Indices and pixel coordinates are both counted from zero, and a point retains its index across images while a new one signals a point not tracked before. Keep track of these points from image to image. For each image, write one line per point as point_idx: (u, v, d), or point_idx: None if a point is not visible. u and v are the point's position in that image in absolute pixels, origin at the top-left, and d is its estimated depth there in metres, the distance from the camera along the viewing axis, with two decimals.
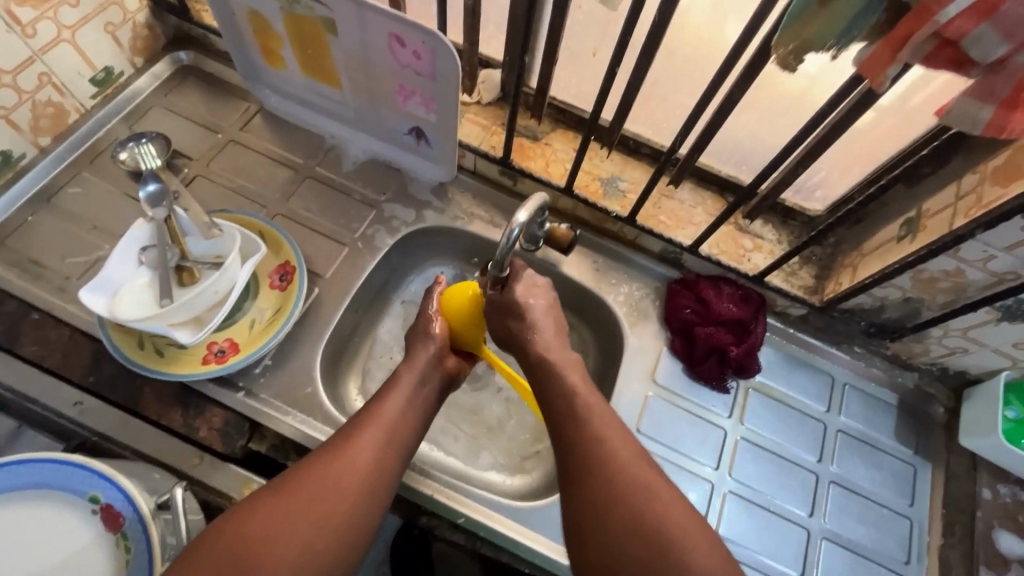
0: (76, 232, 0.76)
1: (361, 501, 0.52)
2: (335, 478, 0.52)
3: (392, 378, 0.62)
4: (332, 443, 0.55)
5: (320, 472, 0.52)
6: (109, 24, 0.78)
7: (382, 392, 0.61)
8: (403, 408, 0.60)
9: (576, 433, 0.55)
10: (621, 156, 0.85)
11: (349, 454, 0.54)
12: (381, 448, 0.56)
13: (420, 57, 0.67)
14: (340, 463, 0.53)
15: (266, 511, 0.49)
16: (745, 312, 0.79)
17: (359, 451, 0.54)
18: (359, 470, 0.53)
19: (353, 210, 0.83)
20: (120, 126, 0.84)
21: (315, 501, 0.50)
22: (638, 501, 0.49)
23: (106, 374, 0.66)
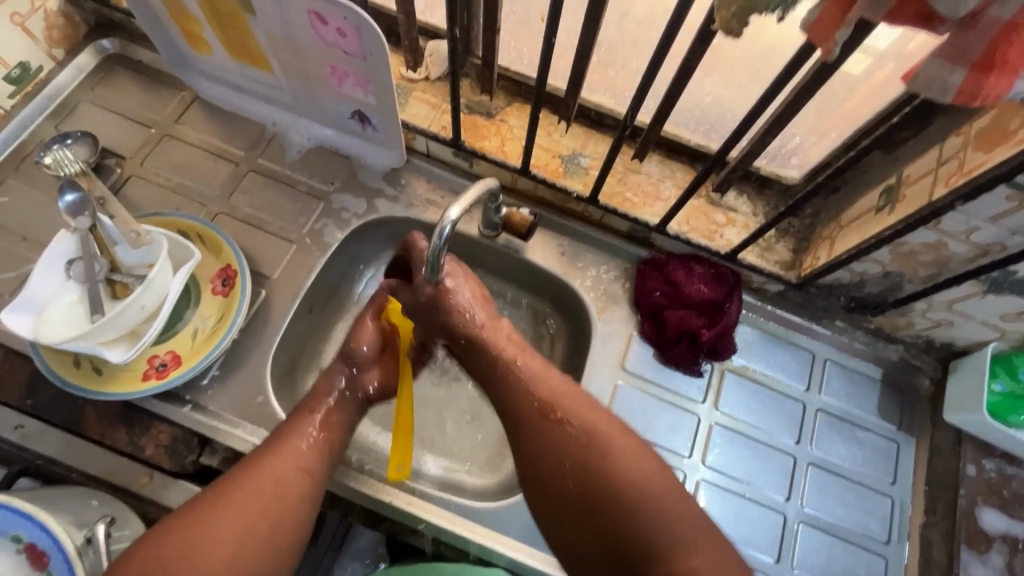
0: (6, 245, 0.72)
1: (298, 501, 0.52)
2: (265, 485, 0.51)
3: (314, 394, 0.60)
4: (262, 448, 0.54)
5: (247, 479, 0.51)
6: (15, 14, 0.71)
7: (303, 406, 0.59)
8: (326, 422, 0.58)
9: (510, 399, 0.54)
10: (583, 129, 0.79)
11: (279, 458, 0.53)
12: (313, 451, 0.55)
13: (346, 36, 0.61)
14: (270, 467, 0.52)
15: (185, 537, 0.47)
16: (717, 292, 0.74)
17: (292, 454, 0.54)
18: (292, 474, 0.52)
19: (300, 202, 0.79)
20: (46, 126, 0.79)
21: (245, 507, 0.49)
22: (581, 451, 0.50)
23: (45, 396, 0.64)
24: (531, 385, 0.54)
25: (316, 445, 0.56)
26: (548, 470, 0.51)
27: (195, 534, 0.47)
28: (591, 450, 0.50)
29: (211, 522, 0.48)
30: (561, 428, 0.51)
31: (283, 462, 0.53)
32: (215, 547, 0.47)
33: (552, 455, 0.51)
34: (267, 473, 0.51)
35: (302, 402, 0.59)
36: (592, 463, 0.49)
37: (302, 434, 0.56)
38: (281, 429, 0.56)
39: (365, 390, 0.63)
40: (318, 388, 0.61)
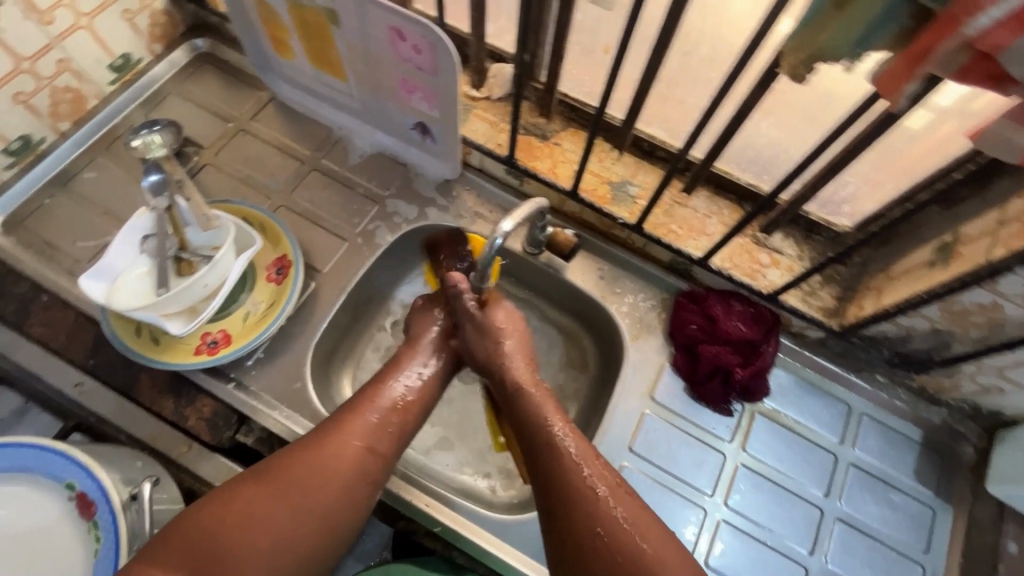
0: (89, 217, 0.78)
1: (362, 477, 0.56)
2: (336, 456, 0.55)
3: (389, 368, 0.64)
4: (334, 419, 0.58)
5: (319, 450, 0.55)
6: (126, 11, 0.79)
7: (384, 374, 0.63)
8: (399, 401, 0.61)
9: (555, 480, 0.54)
10: (634, 159, 0.80)
11: (352, 434, 0.56)
12: (382, 430, 0.58)
13: (420, 52, 0.65)
14: (339, 443, 0.55)
15: (246, 501, 0.51)
16: (755, 331, 0.74)
17: (363, 431, 0.57)
18: (361, 450, 0.56)
19: (356, 204, 0.83)
20: (137, 112, 0.86)
21: (317, 474, 0.53)
22: (619, 552, 0.49)
23: (106, 359, 0.68)
24: (574, 467, 0.54)
25: (385, 422, 0.59)
26: (579, 552, 0.50)
27: (259, 496, 0.51)
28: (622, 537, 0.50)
29: (277, 486, 0.52)
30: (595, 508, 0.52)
31: (354, 437, 0.56)
32: (276, 512, 0.51)
33: (592, 543, 0.50)
34: (338, 444, 0.55)
35: (385, 367, 0.64)
36: (627, 553, 0.49)
37: (374, 410, 0.59)
38: (359, 396, 0.60)
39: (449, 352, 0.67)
40: (401, 353, 0.65)
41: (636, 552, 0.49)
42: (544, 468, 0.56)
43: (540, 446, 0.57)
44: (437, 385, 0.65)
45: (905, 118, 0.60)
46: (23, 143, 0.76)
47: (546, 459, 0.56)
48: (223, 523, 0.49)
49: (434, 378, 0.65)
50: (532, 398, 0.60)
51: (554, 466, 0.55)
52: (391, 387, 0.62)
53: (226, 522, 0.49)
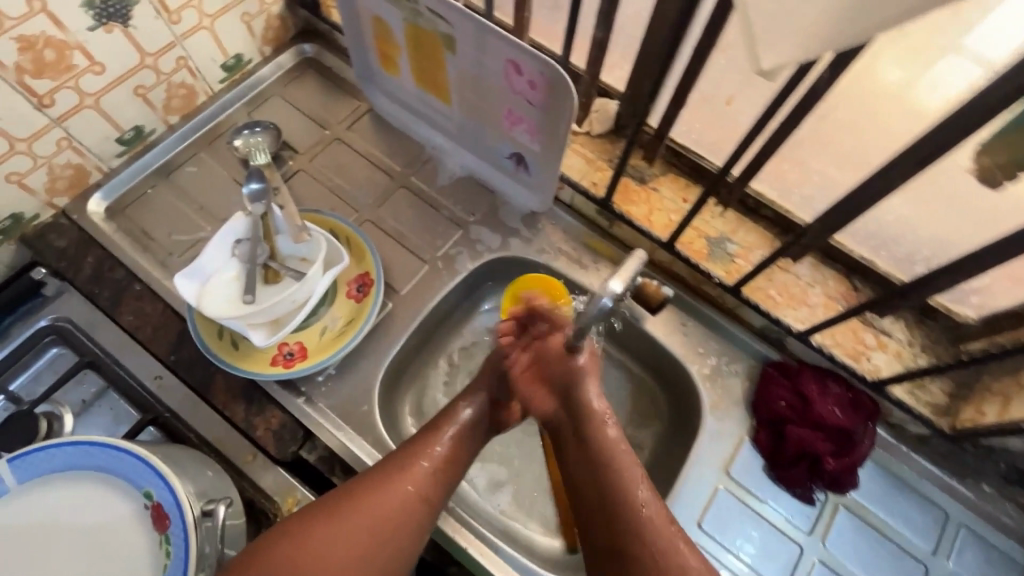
0: (185, 210, 0.80)
1: (415, 526, 0.56)
2: (396, 502, 0.55)
3: (442, 415, 0.62)
4: (392, 461, 0.58)
5: (378, 497, 0.55)
6: (245, 14, 0.80)
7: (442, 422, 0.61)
8: (452, 450, 0.60)
9: (624, 535, 0.52)
10: (736, 215, 0.76)
11: (410, 481, 0.56)
12: (436, 477, 0.58)
13: (535, 88, 0.63)
14: (401, 489, 0.56)
15: (308, 538, 0.52)
16: (852, 420, 0.68)
17: (420, 478, 0.57)
18: (416, 498, 0.56)
19: (440, 226, 0.81)
20: (240, 111, 0.87)
21: (376, 519, 0.54)
22: None
23: (186, 356, 0.69)
24: (645, 527, 0.52)
25: (438, 472, 0.58)
26: None
27: (324, 535, 0.52)
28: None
29: (339, 525, 0.53)
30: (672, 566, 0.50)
31: (412, 488, 0.56)
32: (334, 553, 0.52)
33: None
34: (398, 493, 0.56)
35: (441, 413, 0.62)
36: None
37: (429, 458, 0.58)
38: (418, 440, 0.60)
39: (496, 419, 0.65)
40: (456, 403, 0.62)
41: None
42: (613, 521, 0.53)
43: (612, 499, 0.54)
44: (486, 425, 0.64)
45: None
46: (135, 133, 0.78)
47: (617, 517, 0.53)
48: (297, 555, 0.51)
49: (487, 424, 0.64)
50: (609, 440, 0.57)
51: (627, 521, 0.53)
52: (448, 438, 0.60)
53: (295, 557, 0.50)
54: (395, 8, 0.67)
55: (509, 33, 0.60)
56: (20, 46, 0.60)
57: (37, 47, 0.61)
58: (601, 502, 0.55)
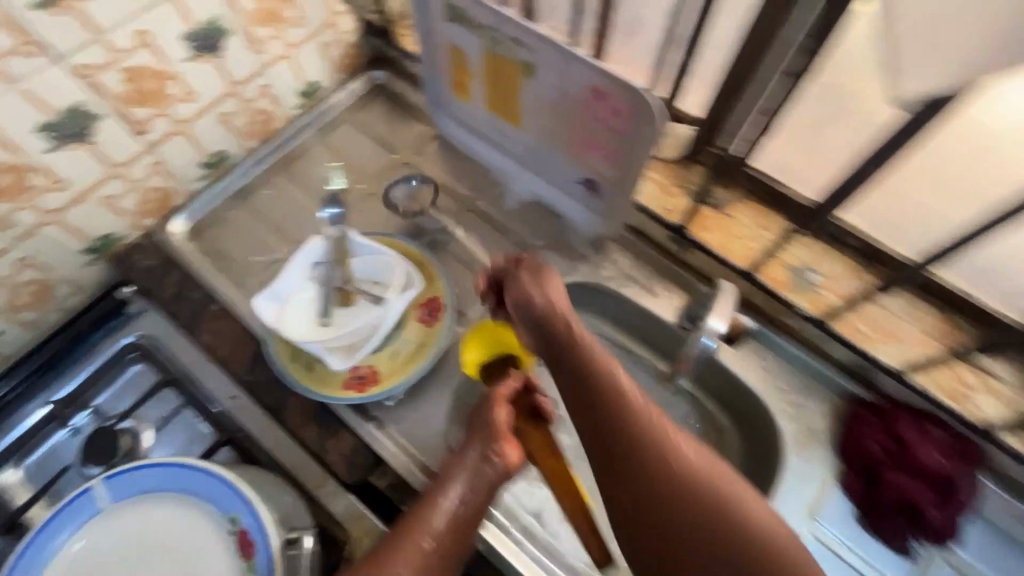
0: (260, 232, 0.82)
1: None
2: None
3: (439, 482, 0.54)
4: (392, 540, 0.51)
5: None
6: (323, 44, 0.83)
7: (434, 488, 0.54)
8: (467, 508, 0.53)
9: (613, 408, 0.52)
10: (818, 244, 0.73)
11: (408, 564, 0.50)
12: (438, 556, 0.51)
13: (616, 114, 0.62)
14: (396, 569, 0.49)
15: None
16: (956, 467, 0.63)
17: (415, 560, 0.50)
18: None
19: (507, 251, 0.81)
20: (313, 137, 0.89)
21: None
22: (683, 480, 0.48)
23: (260, 377, 0.70)
24: (631, 402, 0.52)
25: (440, 546, 0.51)
26: (639, 460, 0.49)
27: None
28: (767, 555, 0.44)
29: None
30: (734, 507, 0.47)
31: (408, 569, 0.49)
32: None
33: (658, 476, 0.48)
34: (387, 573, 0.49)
35: (432, 482, 0.55)
36: (669, 482, 0.48)
37: (421, 537, 0.51)
38: (413, 512, 0.53)
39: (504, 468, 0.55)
40: (444, 469, 0.56)
41: (693, 474, 0.48)
42: (586, 385, 0.54)
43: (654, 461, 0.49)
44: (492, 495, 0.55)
45: None
46: (217, 157, 0.81)
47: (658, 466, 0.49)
48: None
49: (491, 488, 0.55)
50: (562, 322, 0.58)
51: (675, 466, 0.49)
52: (438, 510, 0.52)
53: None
54: (476, 37, 0.68)
55: (594, 60, 0.60)
56: (124, 77, 0.63)
57: (139, 78, 0.64)
58: (563, 359, 0.56)
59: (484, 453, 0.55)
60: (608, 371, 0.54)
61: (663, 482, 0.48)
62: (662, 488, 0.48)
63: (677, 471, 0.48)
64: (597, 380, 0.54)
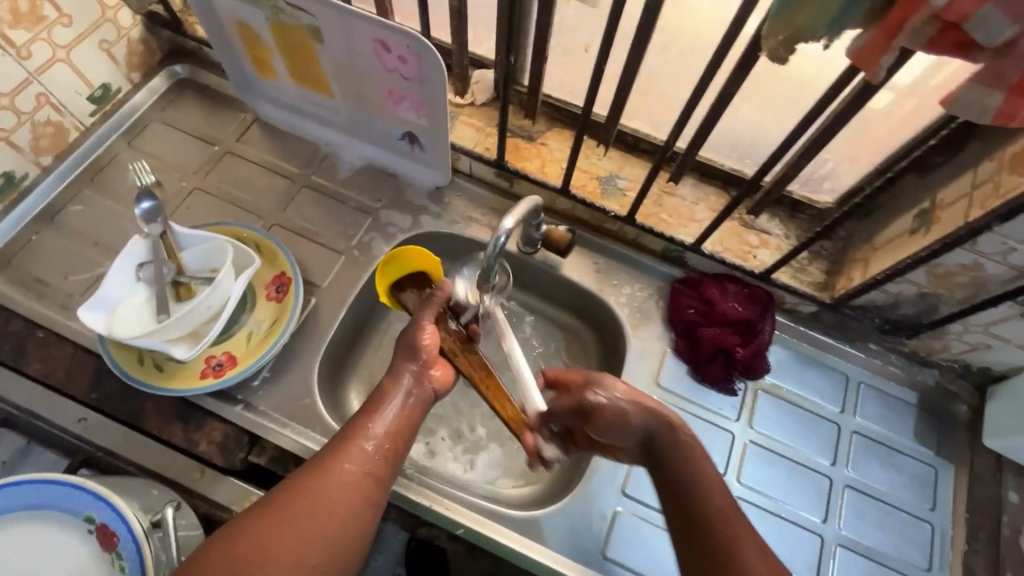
0: (79, 249, 0.77)
1: (364, 505, 0.53)
2: (336, 487, 0.52)
3: (378, 394, 0.61)
4: (328, 450, 0.55)
5: (316, 481, 0.52)
6: (103, 42, 0.78)
7: (373, 402, 0.60)
8: (404, 410, 0.60)
9: (683, 479, 0.57)
10: (620, 153, 0.82)
11: (348, 460, 0.54)
12: (377, 454, 0.56)
13: (406, 62, 0.66)
14: (339, 470, 0.53)
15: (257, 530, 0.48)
16: (751, 311, 0.76)
17: (360, 456, 0.55)
18: (359, 477, 0.54)
19: (349, 217, 0.83)
20: (120, 143, 0.85)
21: (319, 502, 0.51)
22: (728, 545, 0.52)
23: (108, 391, 0.67)
24: (702, 474, 0.57)
25: (381, 448, 0.57)
26: (697, 528, 0.54)
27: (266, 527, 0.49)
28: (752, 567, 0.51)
29: (286, 515, 0.50)
30: (736, 537, 0.53)
31: (353, 468, 0.54)
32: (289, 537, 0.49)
33: (705, 534, 0.53)
34: (335, 475, 0.53)
35: (369, 398, 0.61)
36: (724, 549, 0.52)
37: (363, 439, 0.56)
38: (350, 424, 0.58)
39: (431, 384, 0.63)
40: (383, 387, 0.61)
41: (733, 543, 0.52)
42: (660, 464, 0.59)
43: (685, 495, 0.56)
44: (425, 403, 0.62)
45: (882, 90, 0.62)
46: (5, 180, 0.74)
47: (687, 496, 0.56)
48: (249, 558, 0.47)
49: (423, 398, 0.62)
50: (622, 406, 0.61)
51: (699, 497, 0.55)
52: (376, 415, 0.58)
53: (257, 543, 0.48)
54: (256, 9, 0.69)
55: (371, 14, 0.63)
56: None
57: None
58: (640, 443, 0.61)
59: (417, 369, 0.63)
60: (679, 453, 0.58)
61: (713, 552, 0.52)
62: (709, 547, 0.53)
63: (725, 543, 0.52)
64: (667, 455, 0.59)
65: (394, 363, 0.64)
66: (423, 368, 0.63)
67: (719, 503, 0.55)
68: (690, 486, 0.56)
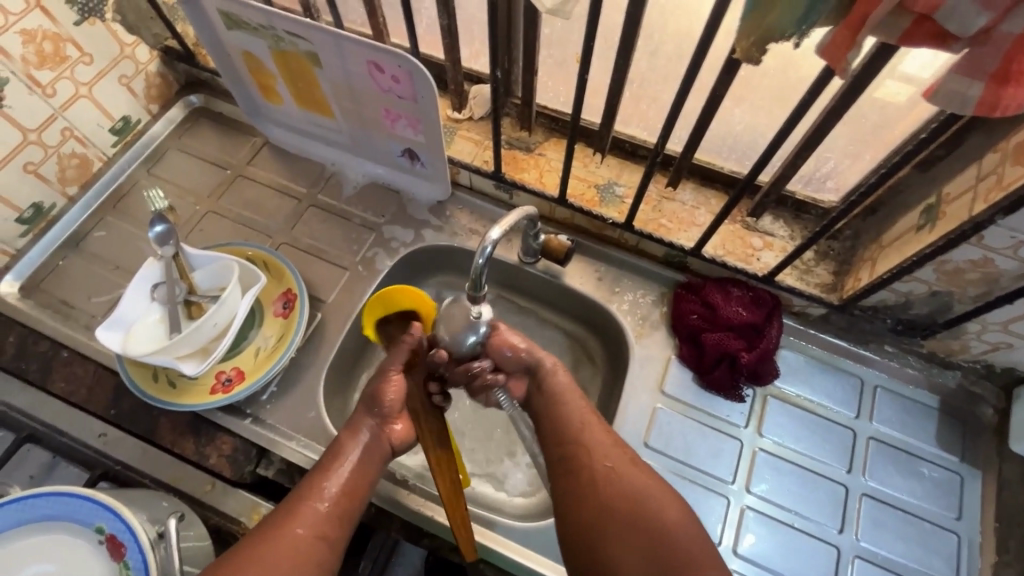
0: (101, 273, 0.82)
1: (314, 570, 0.53)
2: (284, 549, 0.52)
3: (332, 453, 0.62)
4: (281, 511, 0.56)
5: (272, 541, 0.53)
6: (122, 76, 0.83)
7: (330, 460, 0.61)
8: (355, 472, 0.60)
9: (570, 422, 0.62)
10: (617, 160, 0.82)
11: (298, 524, 0.54)
12: (331, 516, 0.56)
13: (399, 82, 0.68)
14: (290, 533, 0.54)
15: None
16: (756, 315, 0.75)
17: (310, 518, 0.55)
18: (310, 539, 0.54)
19: (354, 233, 0.85)
20: (140, 170, 0.90)
21: (265, 563, 0.51)
22: (620, 472, 0.57)
23: (126, 408, 0.71)
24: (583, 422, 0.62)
25: (334, 508, 0.57)
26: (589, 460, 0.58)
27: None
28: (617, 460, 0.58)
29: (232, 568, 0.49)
30: (608, 456, 0.58)
31: (305, 530, 0.54)
32: None
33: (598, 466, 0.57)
34: (288, 537, 0.53)
35: (327, 455, 0.62)
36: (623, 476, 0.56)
37: (318, 498, 0.57)
38: (303, 484, 0.59)
39: (391, 444, 0.64)
40: (340, 443, 0.62)
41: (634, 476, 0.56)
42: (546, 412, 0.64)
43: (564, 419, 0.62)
44: (380, 462, 0.63)
45: (887, 75, 0.59)
46: (34, 211, 0.79)
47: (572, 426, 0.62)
48: None
49: (381, 458, 0.63)
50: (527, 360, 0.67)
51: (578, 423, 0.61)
52: (332, 474, 0.59)
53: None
54: (258, 37, 0.72)
55: (364, 37, 0.66)
56: None
57: None
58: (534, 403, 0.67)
59: (378, 425, 0.64)
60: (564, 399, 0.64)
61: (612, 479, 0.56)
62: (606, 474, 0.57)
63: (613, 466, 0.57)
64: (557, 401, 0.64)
65: (356, 417, 0.65)
66: (384, 423, 0.64)
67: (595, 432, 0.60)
68: (576, 425, 0.61)
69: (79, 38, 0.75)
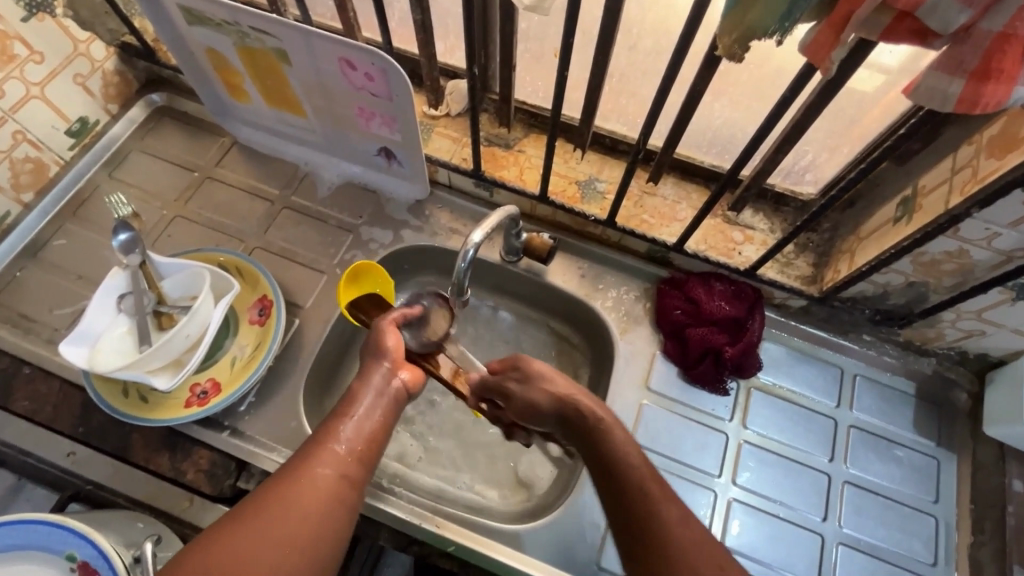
0: (61, 283, 0.78)
1: (339, 509, 0.51)
2: (312, 490, 0.50)
3: (347, 397, 0.59)
4: (299, 453, 0.54)
5: (290, 483, 0.50)
6: (78, 75, 0.79)
7: (344, 404, 0.58)
8: (370, 415, 0.58)
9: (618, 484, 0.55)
10: (598, 156, 0.81)
11: (321, 464, 0.52)
12: (352, 457, 0.54)
13: (373, 79, 0.66)
14: (313, 472, 0.52)
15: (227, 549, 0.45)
16: (738, 309, 0.75)
17: (333, 459, 0.53)
18: (334, 480, 0.52)
19: (331, 236, 0.83)
20: (101, 174, 0.85)
21: (290, 507, 0.49)
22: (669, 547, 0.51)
23: (95, 424, 0.68)
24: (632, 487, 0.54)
25: (353, 449, 0.55)
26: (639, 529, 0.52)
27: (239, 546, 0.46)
28: (675, 535, 0.51)
29: (248, 535, 0.46)
30: (659, 530, 0.51)
31: (327, 470, 0.52)
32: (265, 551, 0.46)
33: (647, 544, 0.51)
34: (310, 477, 0.51)
35: (342, 399, 0.59)
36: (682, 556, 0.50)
37: (337, 439, 0.55)
38: (319, 428, 0.56)
39: (401, 389, 0.61)
40: (352, 388, 0.60)
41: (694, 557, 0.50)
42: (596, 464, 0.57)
43: (615, 487, 0.55)
44: (396, 406, 0.60)
45: (862, 67, 0.59)
46: None
47: (618, 488, 0.54)
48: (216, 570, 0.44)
49: (397, 402, 0.61)
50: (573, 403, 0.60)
51: (623, 468, 0.55)
52: (348, 417, 0.57)
53: (231, 557, 0.45)
54: (223, 34, 0.69)
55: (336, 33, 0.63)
56: None
57: None
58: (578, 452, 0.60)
59: (386, 374, 0.61)
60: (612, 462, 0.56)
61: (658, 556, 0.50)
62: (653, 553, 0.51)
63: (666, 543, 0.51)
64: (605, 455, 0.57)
65: (365, 365, 0.62)
66: (391, 372, 0.61)
67: (641, 500, 0.53)
68: (625, 487, 0.54)
69: (28, 34, 0.70)
